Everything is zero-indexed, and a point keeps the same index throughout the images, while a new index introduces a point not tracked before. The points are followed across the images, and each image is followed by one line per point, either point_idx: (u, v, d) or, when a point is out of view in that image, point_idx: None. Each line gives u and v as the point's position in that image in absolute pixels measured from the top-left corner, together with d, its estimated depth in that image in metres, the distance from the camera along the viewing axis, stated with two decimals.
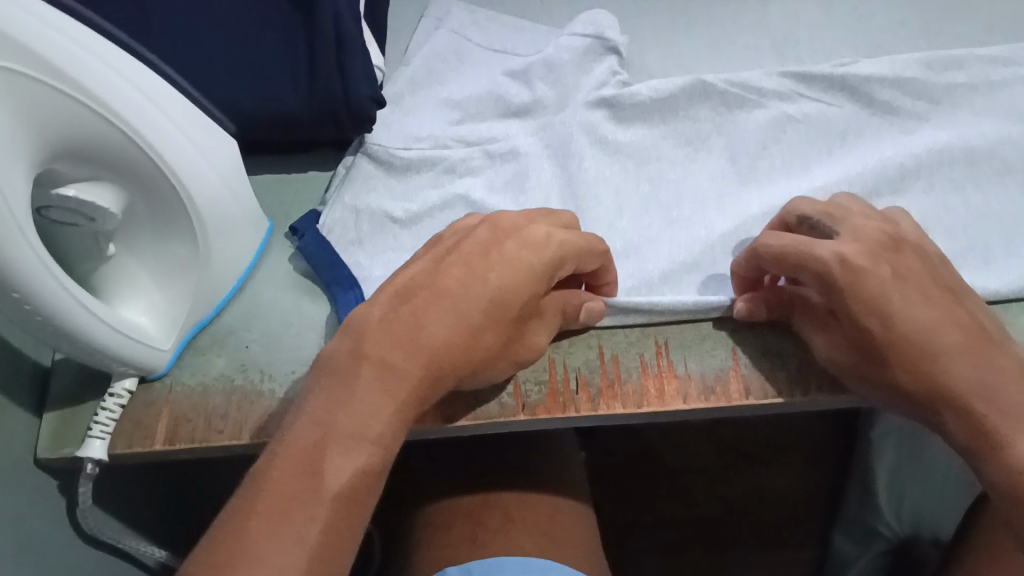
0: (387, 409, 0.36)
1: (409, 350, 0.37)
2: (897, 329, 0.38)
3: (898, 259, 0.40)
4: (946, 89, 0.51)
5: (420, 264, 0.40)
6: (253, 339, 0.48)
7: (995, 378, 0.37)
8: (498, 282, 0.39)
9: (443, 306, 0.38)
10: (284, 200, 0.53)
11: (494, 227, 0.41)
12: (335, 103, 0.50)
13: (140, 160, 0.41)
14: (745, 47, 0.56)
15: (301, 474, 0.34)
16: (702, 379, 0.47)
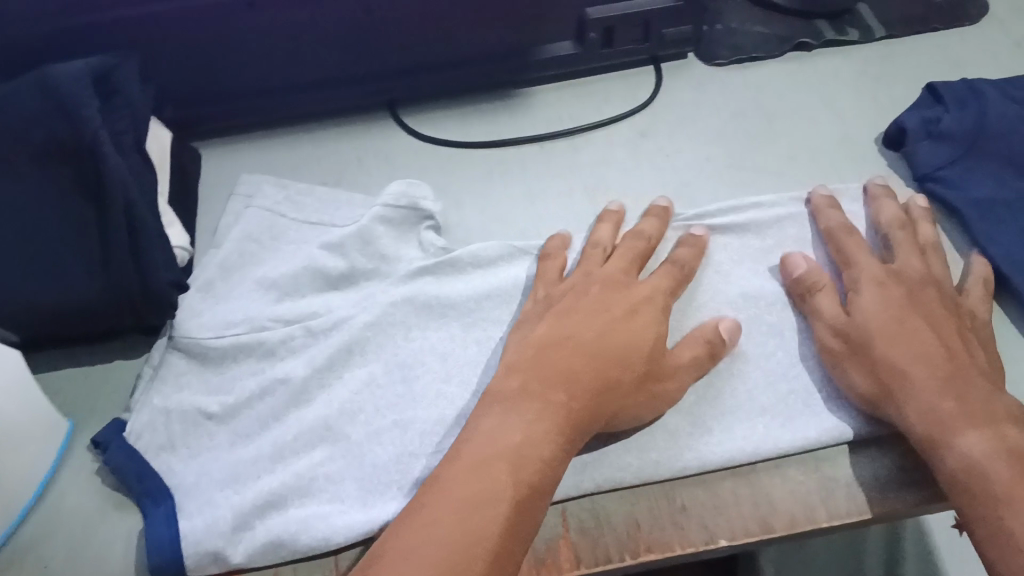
0: (553, 434, 0.40)
1: (559, 384, 0.42)
2: (898, 342, 0.45)
3: (917, 282, 0.49)
4: (760, 228, 0.55)
5: (547, 321, 0.47)
6: (53, 556, 0.45)
7: (958, 384, 0.43)
8: (624, 343, 0.45)
9: (636, 352, 0.44)
10: (91, 395, 0.51)
11: (606, 282, 0.49)
12: (131, 292, 0.48)
13: None
14: (559, 196, 0.57)
15: (476, 478, 0.38)
16: (530, 548, 0.46)
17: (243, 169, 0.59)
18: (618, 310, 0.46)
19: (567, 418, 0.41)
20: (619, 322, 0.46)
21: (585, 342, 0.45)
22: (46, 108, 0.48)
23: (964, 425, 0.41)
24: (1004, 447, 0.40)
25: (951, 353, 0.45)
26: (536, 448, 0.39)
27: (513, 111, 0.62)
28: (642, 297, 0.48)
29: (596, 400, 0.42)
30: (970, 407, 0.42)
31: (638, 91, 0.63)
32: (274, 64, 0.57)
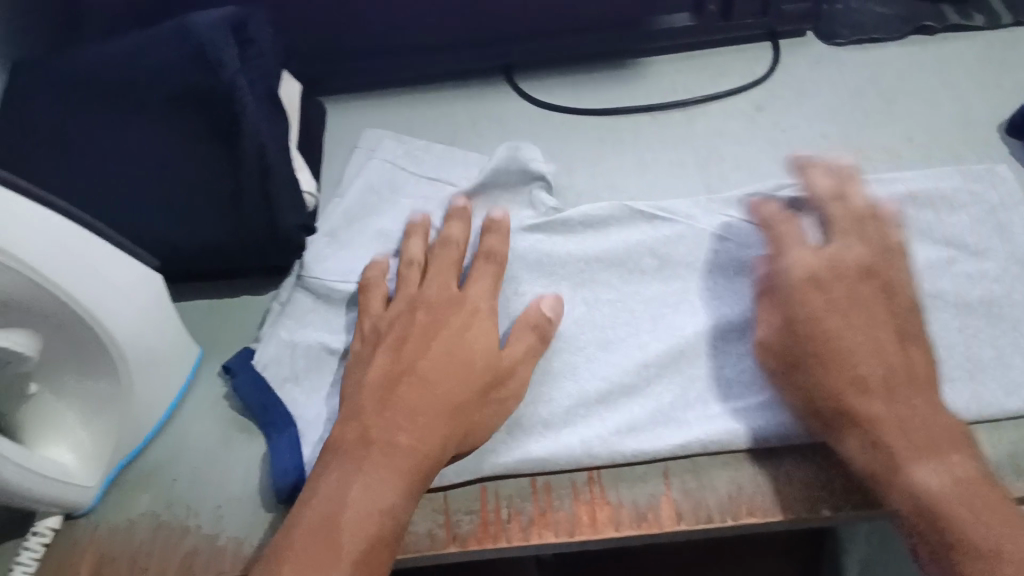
0: (394, 482, 0.40)
1: (410, 425, 0.42)
2: (844, 364, 0.43)
3: (862, 285, 0.46)
4: (883, 204, 0.54)
5: (381, 356, 0.45)
6: (180, 473, 0.48)
7: (903, 415, 0.41)
8: (463, 356, 0.45)
9: (432, 393, 0.43)
10: (218, 326, 0.53)
11: (427, 306, 0.48)
12: (262, 234, 0.50)
13: (55, 304, 0.40)
14: (671, 165, 0.57)
15: (315, 543, 0.38)
16: (633, 502, 0.47)
17: (364, 125, 0.61)
18: (449, 330, 0.46)
19: (387, 464, 0.40)
20: (410, 350, 0.45)
21: (420, 379, 0.44)
22: (183, 54, 0.48)
23: (901, 453, 0.40)
24: (956, 484, 0.39)
25: (911, 369, 0.43)
26: (377, 504, 0.39)
27: (627, 81, 0.62)
28: (454, 325, 0.46)
29: (448, 428, 0.42)
30: (918, 430, 0.41)
31: (755, 66, 0.63)
32: (396, 22, 0.59)
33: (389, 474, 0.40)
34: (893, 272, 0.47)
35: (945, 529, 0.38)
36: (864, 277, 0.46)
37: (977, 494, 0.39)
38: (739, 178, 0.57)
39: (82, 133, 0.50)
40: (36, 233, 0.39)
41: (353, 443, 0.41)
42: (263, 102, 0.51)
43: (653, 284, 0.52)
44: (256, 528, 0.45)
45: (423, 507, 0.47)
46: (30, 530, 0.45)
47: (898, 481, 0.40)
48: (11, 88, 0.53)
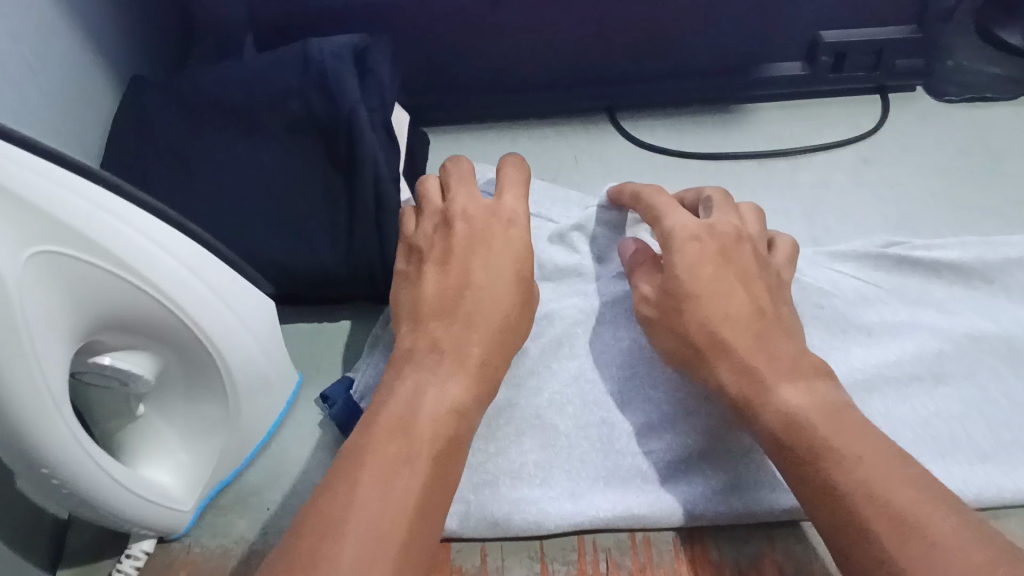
0: (465, 383, 0.41)
1: (466, 332, 0.43)
2: (703, 305, 0.44)
3: (732, 247, 0.47)
4: (997, 267, 0.53)
5: (430, 274, 0.46)
6: (276, 501, 0.47)
7: (790, 349, 0.43)
8: (503, 260, 0.46)
9: (491, 306, 0.44)
10: (315, 353, 0.54)
11: (469, 221, 0.48)
12: (372, 262, 0.51)
13: (182, 331, 0.40)
14: (776, 214, 0.56)
15: (395, 435, 0.37)
16: (734, 561, 0.45)
17: (465, 156, 0.61)
18: (492, 244, 0.47)
19: (457, 375, 0.41)
20: (458, 262, 0.46)
21: (479, 291, 0.45)
22: (306, 84, 0.51)
23: (802, 406, 0.40)
24: (822, 402, 0.40)
25: (764, 315, 0.45)
26: (453, 404, 0.40)
27: (732, 126, 0.62)
28: (479, 236, 0.47)
29: (497, 339, 0.44)
30: (782, 362, 0.42)
31: (862, 118, 0.62)
32: (504, 56, 0.59)
33: (460, 383, 0.41)
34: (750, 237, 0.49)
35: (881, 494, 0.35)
36: (739, 240, 0.48)
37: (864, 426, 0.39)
38: (845, 231, 0.56)
39: (201, 154, 0.51)
40: (180, 270, 0.38)
41: (425, 351, 0.42)
42: (381, 132, 0.51)
43: None
44: None
45: (519, 552, 0.46)
46: (125, 551, 0.45)
47: (793, 422, 0.39)
48: (130, 105, 0.54)
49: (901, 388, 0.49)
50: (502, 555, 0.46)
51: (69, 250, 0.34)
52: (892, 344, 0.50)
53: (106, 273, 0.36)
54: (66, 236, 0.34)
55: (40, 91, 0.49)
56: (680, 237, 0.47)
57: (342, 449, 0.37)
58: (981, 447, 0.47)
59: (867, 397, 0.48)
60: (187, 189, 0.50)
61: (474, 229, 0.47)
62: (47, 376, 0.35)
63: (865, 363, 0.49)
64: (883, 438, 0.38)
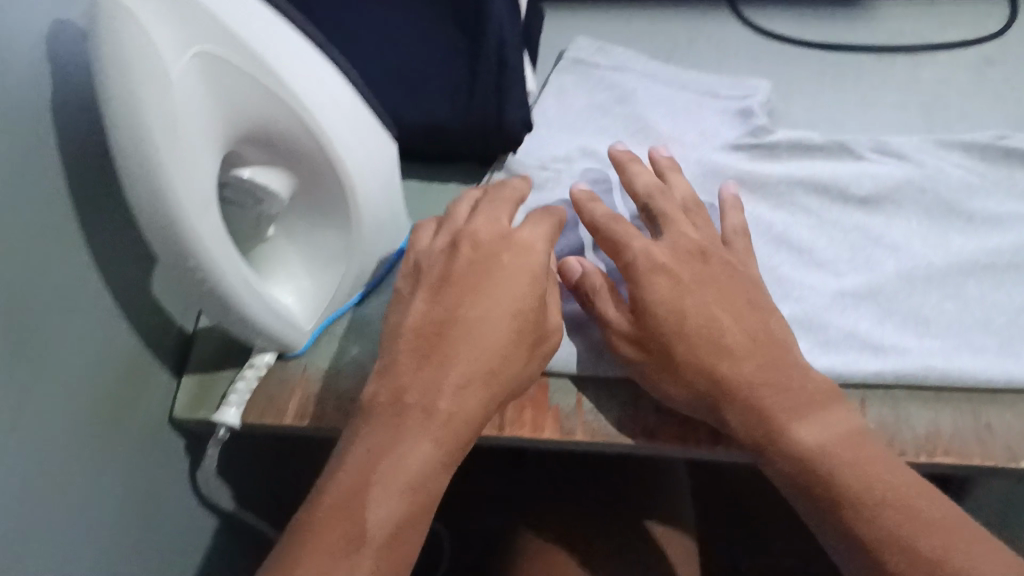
0: (429, 446, 0.37)
1: (433, 377, 0.39)
2: (695, 335, 0.43)
3: (705, 266, 0.46)
4: None
5: (419, 303, 0.42)
6: None
7: (811, 410, 0.41)
8: (498, 282, 0.41)
9: (493, 355, 0.40)
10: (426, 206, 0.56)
11: (473, 243, 0.44)
12: (487, 124, 0.52)
13: (317, 154, 0.42)
14: (892, 107, 0.56)
15: (343, 515, 0.35)
16: None
17: (583, 33, 0.62)
18: (485, 278, 0.42)
19: (444, 427, 0.38)
20: (471, 292, 0.41)
21: (466, 325, 0.40)
22: None
23: (810, 417, 0.40)
24: (835, 440, 0.39)
25: (761, 339, 0.43)
26: (414, 475, 0.36)
27: (853, 21, 0.61)
28: (486, 270, 0.42)
29: (483, 388, 0.39)
30: (797, 396, 0.41)
31: (990, 21, 0.61)
32: None
33: (441, 439, 0.37)
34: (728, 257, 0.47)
35: (902, 541, 0.36)
36: (705, 260, 0.46)
37: (890, 467, 0.38)
38: (964, 128, 0.55)
39: None
40: (311, 82, 0.40)
41: (386, 406, 0.38)
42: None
43: (856, 214, 0.52)
44: None
45: (613, 398, 0.48)
46: (248, 362, 0.49)
47: (831, 495, 0.38)
48: None
49: (998, 274, 0.49)
50: (597, 398, 0.48)
51: (228, 52, 0.37)
52: (992, 234, 0.50)
53: (256, 83, 0.38)
54: (224, 41, 0.37)
55: None
56: (647, 265, 0.45)
57: (287, 527, 0.35)
58: None
59: (962, 281, 0.49)
60: None
61: (494, 245, 0.43)
62: (200, 172, 0.37)
63: (960, 248, 0.50)
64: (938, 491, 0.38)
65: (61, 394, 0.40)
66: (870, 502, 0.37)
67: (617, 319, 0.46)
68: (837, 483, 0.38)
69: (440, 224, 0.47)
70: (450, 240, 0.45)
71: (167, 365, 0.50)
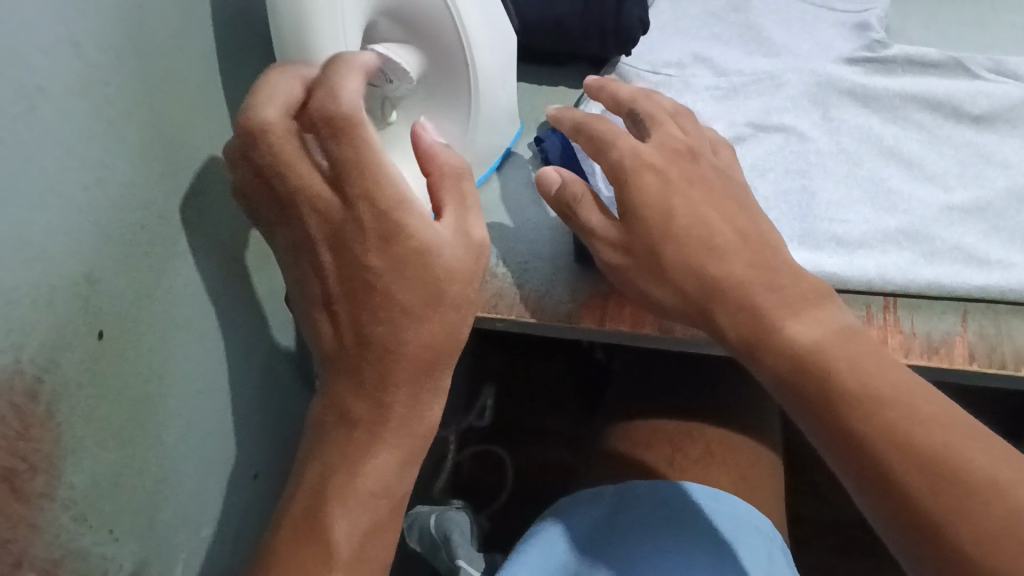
0: (387, 454, 0.38)
1: (365, 396, 0.37)
2: (691, 231, 0.42)
3: (693, 168, 0.45)
4: None
5: (315, 291, 0.38)
6: (493, 228, 0.52)
7: (830, 347, 0.37)
8: (393, 283, 0.36)
9: (418, 350, 0.37)
10: (535, 108, 0.57)
11: (333, 231, 0.36)
12: (606, 18, 0.53)
13: (447, 29, 0.44)
14: (1014, 29, 0.55)
15: (310, 541, 0.37)
16: (927, 339, 0.45)
17: None
18: (384, 270, 0.36)
19: (419, 435, 0.39)
20: (373, 303, 0.36)
21: (383, 333, 0.36)
22: None
23: (827, 357, 0.36)
24: (831, 334, 0.37)
25: (751, 241, 0.42)
26: (381, 481, 0.38)
27: None
28: (395, 272, 0.36)
29: (413, 383, 0.37)
30: (789, 295, 0.39)
31: None
32: None
33: (414, 443, 0.39)
34: (716, 165, 0.46)
35: (931, 522, 0.31)
36: (693, 159, 0.46)
37: (953, 428, 0.33)
38: None
39: None
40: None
41: (332, 424, 0.38)
42: None
43: (969, 132, 0.51)
44: (557, 285, 0.50)
45: None
46: None
47: (880, 480, 0.33)
48: None
49: None
50: None
51: None
52: None
53: None
54: None
55: None
56: (634, 167, 0.44)
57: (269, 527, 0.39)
58: None
59: None
60: None
61: (383, 237, 0.36)
62: (346, 31, 0.39)
63: None
64: (947, 400, 0.35)
65: (210, 243, 0.44)
66: (926, 489, 0.32)
67: (603, 227, 0.44)
68: (884, 452, 0.33)
69: (263, 134, 0.35)
70: (321, 182, 0.35)
71: None
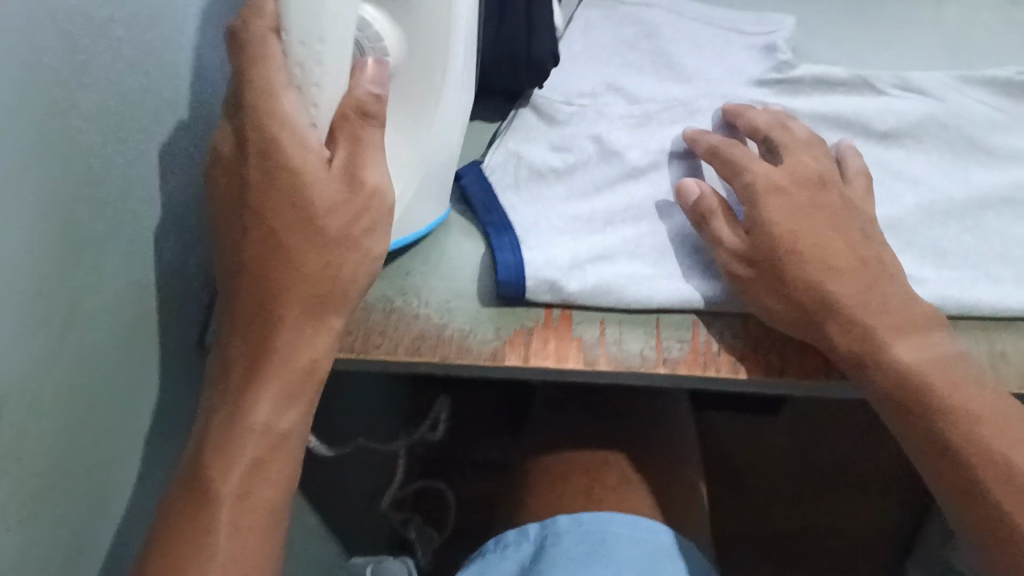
0: (267, 395, 0.40)
1: (246, 324, 0.40)
2: (817, 251, 0.45)
3: (821, 194, 0.47)
4: None
5: (223, 223, 0.41)
6: (414, 267, 0.51)
7: (945, 372, 0.42)
8: (266, 208, 0.39)
9: (298, 276, 0.40)
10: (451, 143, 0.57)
11: (238, 144, 0.40)
12: (518, 53, 0.53)
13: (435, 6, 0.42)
14: (917, 45, 0.57)
15: (196, 472, 0.40)
16: None
17: None
18: (266, 203, 0.39)
19: (297, 367, 0.41)
20: (249, 222, 0.40)
21: (257, 259, 0.40)
22: None
23: (929, 380, 0.42)
24: (931, 360, 0.42)
25: (871, 267, 0.45)
26: (262, 422, 0.40)
27: None
28: (280, 201, 0.39)
29: (293, 307, 0.40)
30: (895, 316, 0.43)
31: None
32: None
33: (297, 371, 0.41)
34: (847, 195, 0.48)
35: (1011, 532, 0.38)
36: (823, 186, 0.47)
37: None
38: (987, 65, 0.56)
39: None
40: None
41: (223, 365, 0.41)
42: None
43: (878, 149, 0.52)
44: (482, 321, 0.49)
45: (637, 329, 0.49)
46: None
47: (980, 496, 0.39)
48: None
49: (1019, 209, 0.50)
50: (620, 329, 0.49)
51: None
52: (1013, 169, 0.52)
53: None
54: None
55: None
56: (766, 193, 0.47)
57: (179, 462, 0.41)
58: None
59: (981, 214, 0.50)
60: None
61: (261, 156, 0.39)
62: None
63: (981, 183, 0.51)
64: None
65: (136, 302, 0.42)
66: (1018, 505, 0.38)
67: (731, 239, 0.47)
68: (982, 471, 0.39)
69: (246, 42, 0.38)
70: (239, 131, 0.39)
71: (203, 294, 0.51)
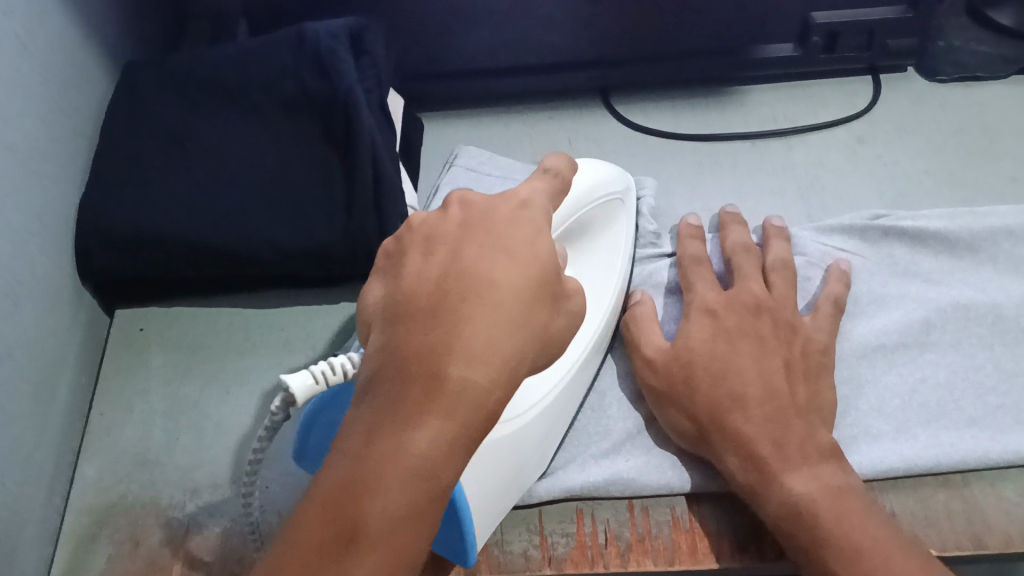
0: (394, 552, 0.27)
1: (353, 464, 0.27)
2: (718, 378, 0.44)
3: (754, 319, 0.47)
4: (987, 234, 0.53)
5: (372, 364, 0.29)
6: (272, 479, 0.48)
7: (824, 497, 0.40)
8: (447, 333, 0.29)
9: (410, 460, 0.27)
10: (311, 333, 0.54)
11: (457, 251, 0.31)
12: (369, 239, 0.52)
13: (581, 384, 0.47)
14: (772, 192, 0.59)
15: None
16: (733, 533, 0.45)
17: (459, 142, 0.64)
18: (441, 339, 0.29)
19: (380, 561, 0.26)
20: (429, 341, 0.29)
21: (425, 386, 0.28)
22: (300, 60, 0.54)
23: (818, 516, 0.39)
24: (824, 491, 0.40)
25: (784, 391, 0.44)
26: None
27: (727, 107, 0.64)
28: (427, 350, 0.28)
29: (423, 456, 0.27)
30: (792, 446, 0.42)
31: (855, 100, 0.64)
32: (497, 35, 0.61)
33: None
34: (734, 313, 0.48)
35: None
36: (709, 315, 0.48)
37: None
38: (840, 208, 0.57)
39: (198, 134, 0.54)
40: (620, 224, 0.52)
41: (308, 513, 0.27)
42: (375, 109, 0.54)
43: None
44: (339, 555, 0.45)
45: (522, 526, 0.46)
46: (139, 538, 0.46)
47: None
48: (126, 92, 0.56)
49: (887, 356, 0.50)
50: (501, 528, 0.46)
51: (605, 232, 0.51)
52: (879, 313, 0.51)
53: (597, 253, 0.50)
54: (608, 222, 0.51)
55: (54, 61, 0.51)
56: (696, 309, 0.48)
57: None
58: (965, 413, 0.47)
59: (854, 365, 0.49)
60: (176, 151, 0.54)
61: (432, 316, 0.29)
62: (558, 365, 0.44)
63: (849, 333, 0.50)
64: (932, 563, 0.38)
65: None
66: None
67: (649, 347, 0.47)
68: None
69: (409, 248, 0.32)
70: (405, 303, 0.30)
71: (38, 521, 0.46)
